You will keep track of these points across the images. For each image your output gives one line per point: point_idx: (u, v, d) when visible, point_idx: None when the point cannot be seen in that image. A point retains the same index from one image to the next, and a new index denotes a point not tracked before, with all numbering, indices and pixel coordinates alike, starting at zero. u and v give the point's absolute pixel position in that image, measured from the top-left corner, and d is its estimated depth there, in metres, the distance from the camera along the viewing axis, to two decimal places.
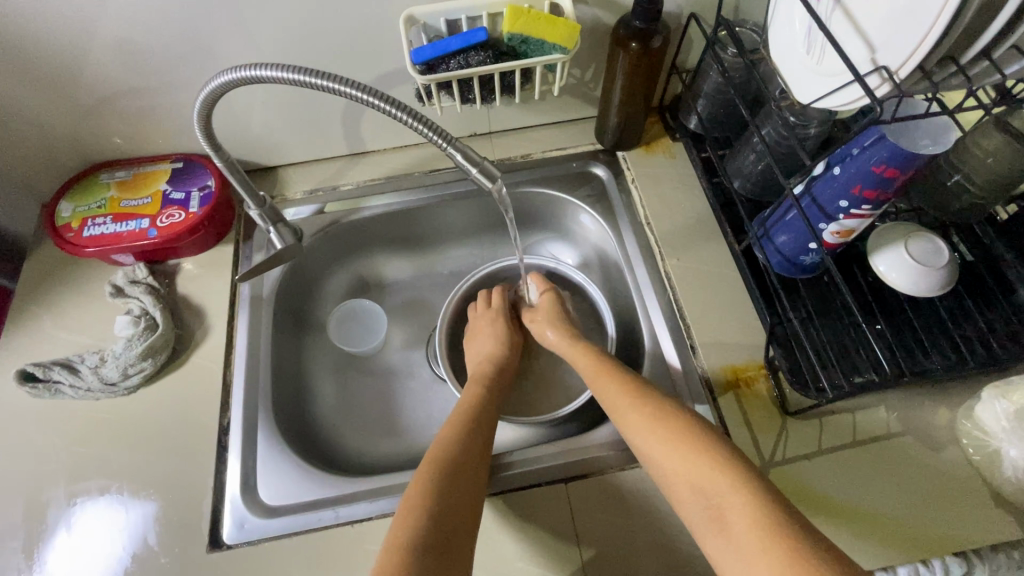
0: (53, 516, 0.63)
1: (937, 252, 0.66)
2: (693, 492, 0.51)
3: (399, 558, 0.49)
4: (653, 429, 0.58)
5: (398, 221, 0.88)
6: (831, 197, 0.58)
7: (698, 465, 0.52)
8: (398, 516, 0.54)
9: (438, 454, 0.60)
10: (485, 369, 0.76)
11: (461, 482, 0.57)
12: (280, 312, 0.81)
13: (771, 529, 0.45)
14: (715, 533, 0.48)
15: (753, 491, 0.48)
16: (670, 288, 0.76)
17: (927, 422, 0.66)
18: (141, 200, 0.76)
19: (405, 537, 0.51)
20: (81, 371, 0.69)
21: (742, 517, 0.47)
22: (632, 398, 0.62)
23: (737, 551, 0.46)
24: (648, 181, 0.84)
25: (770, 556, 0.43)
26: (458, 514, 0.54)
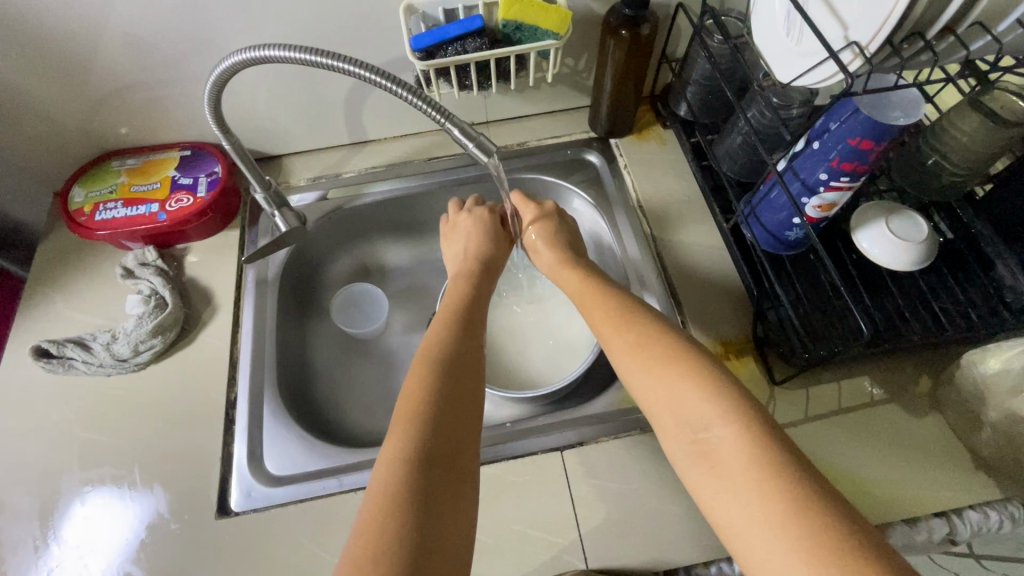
0: (68, 486, 0.65)
1: (910, 232, 0.68)
2: (681, 427, 0.52)
3: (405, 463, 0.47)
4: (643, 358, 0.57)
5: (398, 207, 0.91)
6: (812, 169, 0.61)
7: (688, 395, 0.53)
8: (396, 422, 0.51)
9: (431, 360, 0.57)
10: (468, 275, 0.74)
11: (460, 387, 0.55)
12: (284, 294, 0.84)
13: (767, 462, 0.46)
14: (703, 467, 0.49)
15: (744, 424, 0.49)
16: (661, 266, 0.79)
17: (908, 390, 0.69)
18: (151, 185, 0.79)
19: (410, 440, 0.49)
20: (93, 348, 0.72)
21: (734, 453, 0.48)
22: (623, 322, 0.62)
23: (729, 487, 0.47)
24: (640, 166, 0.87)
25: (761, 495, 0.45)
26: (460, 417, 0.53)
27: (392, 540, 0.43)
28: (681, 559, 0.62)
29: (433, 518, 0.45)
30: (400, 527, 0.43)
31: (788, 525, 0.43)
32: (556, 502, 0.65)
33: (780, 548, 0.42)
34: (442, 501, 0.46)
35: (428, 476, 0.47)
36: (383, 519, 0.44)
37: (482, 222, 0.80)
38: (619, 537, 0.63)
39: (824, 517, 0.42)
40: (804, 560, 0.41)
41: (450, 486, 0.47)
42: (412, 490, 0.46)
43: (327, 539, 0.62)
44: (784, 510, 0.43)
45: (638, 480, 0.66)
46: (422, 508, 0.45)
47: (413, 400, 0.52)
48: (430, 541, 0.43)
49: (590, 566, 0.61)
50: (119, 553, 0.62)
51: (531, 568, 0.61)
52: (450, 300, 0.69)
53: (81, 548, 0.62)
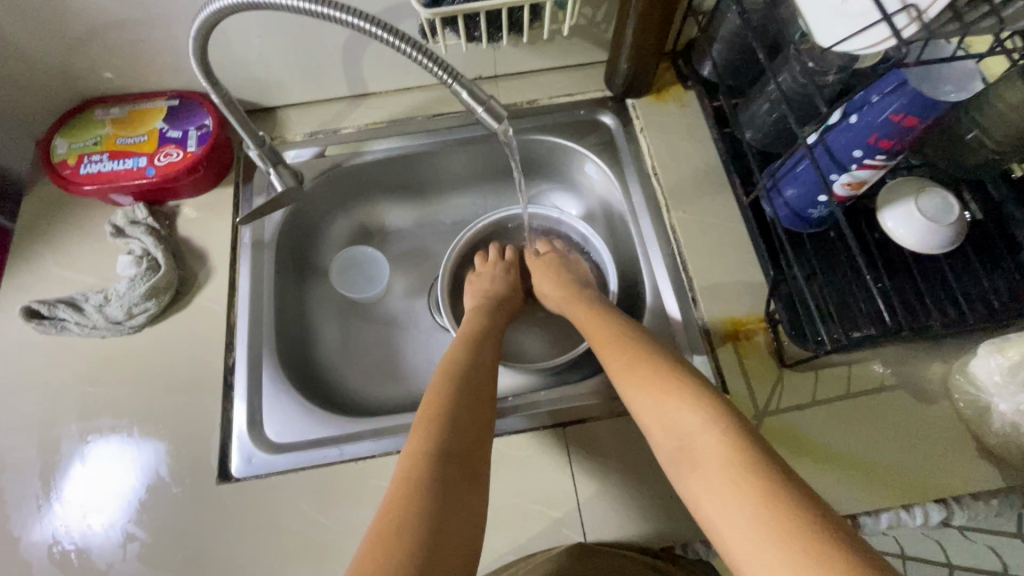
0: (68, 449, 0.65)
1: (931, 214, 0.65)
2: (668, 437, 0.52)
3: (421, 468, 0.48)
4: (635, 375, 0.58)
5: (399, 166, 0.86)
6: (845, 148, 0.56)
7: (671, 406, 0.53)
8: (413, 430, 0.53)
9: (447, 376, 0.59)
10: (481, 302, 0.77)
11: (476, 402, 0.57)
12: (281, 256, 0.81)
13: (746, 461, 0.46)
14: (689, 474, 0.49)
15: (727, 428, 0.49)
16: (674, 239, 0.76)
17: (920, 376, 0.67)
18: (138, 138, 0.75)
19: (426, 447, 0.50)
20: (85, 310, 0.70)
21: (717, 457, 0.47)
22: (619, 342, 0.63)
23: (712, 489, 0.46)
24: (658, 131, 0.82)
25: (743, 494, 0.44)
26: (475, 430, 0.54)
27: (405, 537, 0.43)
28: (679, 536, 0.62)
29: (446, 519, 0.45)
30: (414, 524, 0.44)
31: (765, 520, 0.42)
32: (557, 477, 0.65)
33: (760, 542, 0.42)
34: (456, 505, 0.47)
35: (442, 481, 0.48)
36: (394, 519, 0.45)
37: (491, 275, 0.83)
38: (618, 513, 0.63)
39: (797, 511, 0.42)
40: (779, 552, 0.40)
41: (464, 491, 0.48)
42: (426, 492, 0.46)
43: (328, 508, 0.62)
44: (761, 505, 0.43)
45: (639, 457, 0.66)
46: (436, 509, 0.46)
47: (432, 406, 0.55)
48: (442, 540, 0.44)
49: (589, 540, 0.62)
50: (124, 515, 0.62)
51: (530, 540, 0.62)
52: (466, 325, 0.71)
53: (86, 510, 0.62)
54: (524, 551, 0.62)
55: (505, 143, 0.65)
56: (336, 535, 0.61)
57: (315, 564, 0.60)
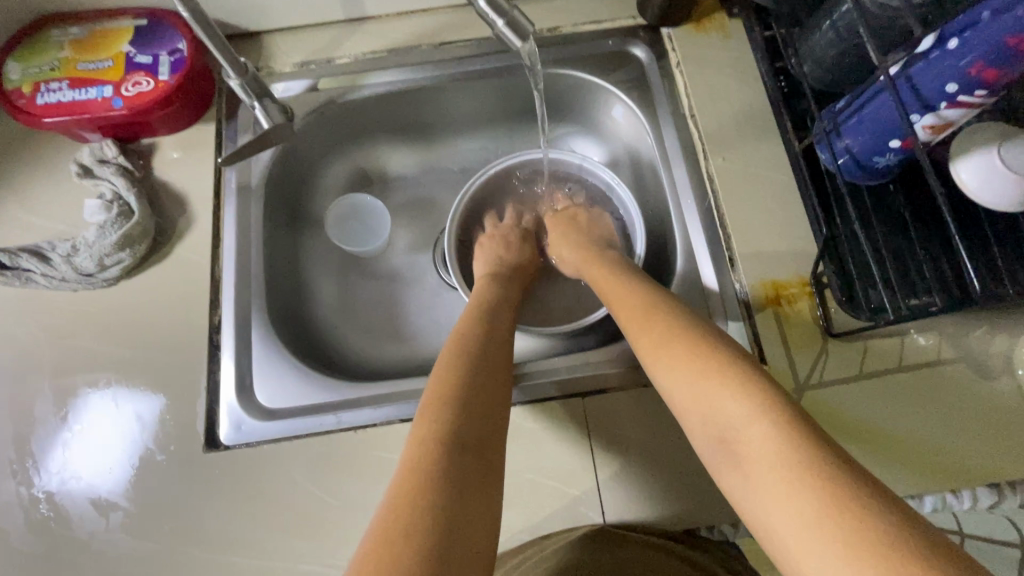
0: (42, 410, 0.60)
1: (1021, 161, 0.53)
2: (704, 423, 0.47)
3: (428, 459, 0.43)
4: (666, 353, 0.52)
5: (402, 103, 0.77)
6: (935, 81, 0.48)
7: (708, 390, 0.47)
8: (419, 417, 0.48)
9: (456, 356, 0.53)
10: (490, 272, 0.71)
11: (488, 384, 0.51)
12: (271, 203, 0.73)
13: (796, 456, 0.40)
14: (731, 466, 0.43)
15: (773, 417, 0.43)
16: (711, 191, 0.67)
17: (982, 349, 0.60)
18: (102, 63, 0.65)
19: (433, 436, 0.45)
20: (52, 260, 0.63)
21: (765, 449, 0.42)
22: (646, 314, 0.56)
23: (760, 488, 0.41)
24: (696, 66, 0.72)
25: (797, 494, 0.38)
26: (488, 413, 0.49)
27: (411, 538, 0.38)
28: (705, 517, 0.58)
29: (458, 515, 0.41)
30: (421, 524, 0.39)
31: (825, 524, 0.37)
32: (574, 451, 0.60)
33: (822, 552, 0.36)
34: (469, 498, 0.42)
35: (453, 473, 0.43)
36: (399, 516, 0.40)
37: (505, 238, 0.77)
38: (640, 490, 0.58)
39: (864, 514, 0.36)
40: (842, 560, 0.35)
41: (478, 483, 0.44)
42: (434, 487, 0.42)
43: (324, 479, 0.57)
44: (817, 507, 0.37)
45: (663, 432, 0.60)
46: (446, 504, 0.41)
47: (436, 391, 0.49)
48: (454, 540, 0.39)
49: (607, 520, 0.57)
50: (107, 481, 0.57)
51: (544, 518, 0.57)
52: (476, 295, 0.65)
53: (66, 475, 0.58)
54: (537, 529, 0.57)
55: (525, 59, 0.56)
56: (333, 508, 0.56)
57: (312, 538, 0.55)
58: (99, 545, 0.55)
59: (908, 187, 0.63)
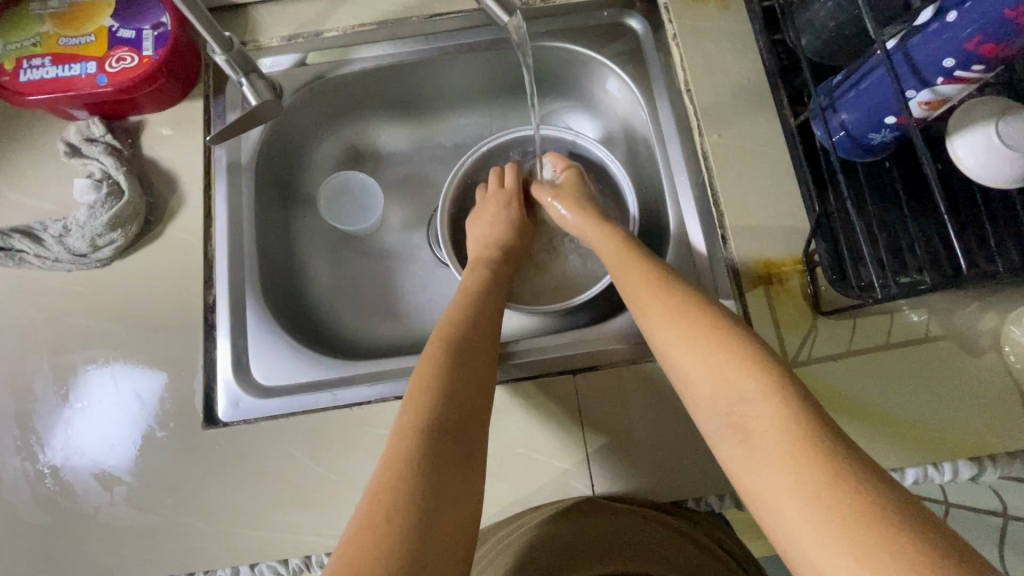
0: (42, 389, 0.61)
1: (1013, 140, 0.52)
2: (713, 398, 0.46)
3: (413, 447, 0.44)
4: (673, 328, 0.52)
5: (393, 78, 0.75)
6: (932, 56, 0.47)
7: (724, 366, 0.47)
8: (405, 404, 0.49)
9: (445, 342, 0.54)
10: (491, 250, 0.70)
11: (474, 372, 0.52)
12: (262, 182, 0.73)
13: (804, 435, 0.40)
14: (733, 441, 0.44)
15: (783, 398, 0.43)
16: (705, 167, 0.67)
17: (969, 326, 0.60)
18: (84, 38, 0.64)
19: (419, 424, 0.46)
20: (44, 241, 0.63)
21: (772, 427, 0.42)
22: (654, 287, 0.56)
23: (764, 462, 0.41)
24: (693, 37, 0.70)
25: (801, 472, 0.39)
26: (473, 402, 0.50)
27: (394, 522, 0.40)
28: (692, 489, 0.59)
29: (443, 499, 0.42)
30: (405, 509, 0.41)
31: (820, 502, 0.37)
32: (564, 426, 0.61)
33: (819, 528, 0.37)
34: (450, 485, 0.43)
35: (436, 460, 0.44)
36: (384, 500, 0.41)
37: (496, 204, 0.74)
38: (628, 464, 0.60)
39: (859, 495, 0.37)
40: (832, 537, 0.36)
41: (461, 470, 0.45)
42: (419, 474, 0.43)
43: (319, 454, 0.59)
44: (816, 484, 0.38)
45: (652, 408, 0.61)
46: (429, 491, 0.42)
47: (425, 378, 0.50)
48: (435, 526, 0.41)
49: (595, 492, 0.59)
50: (110, 457, 0.59)
51: (535, 490, 0.59)
52: (471, 276, 0.65)
53: (70, 451, 0.59)
54: (528, 500, 0.59)
55: (513, 30, 0.56)
56: (330, 482, 0.58)
57: (310, 511, 0.57)
58: (104, 518, 0.57)
59: (902, 164, 0.63)
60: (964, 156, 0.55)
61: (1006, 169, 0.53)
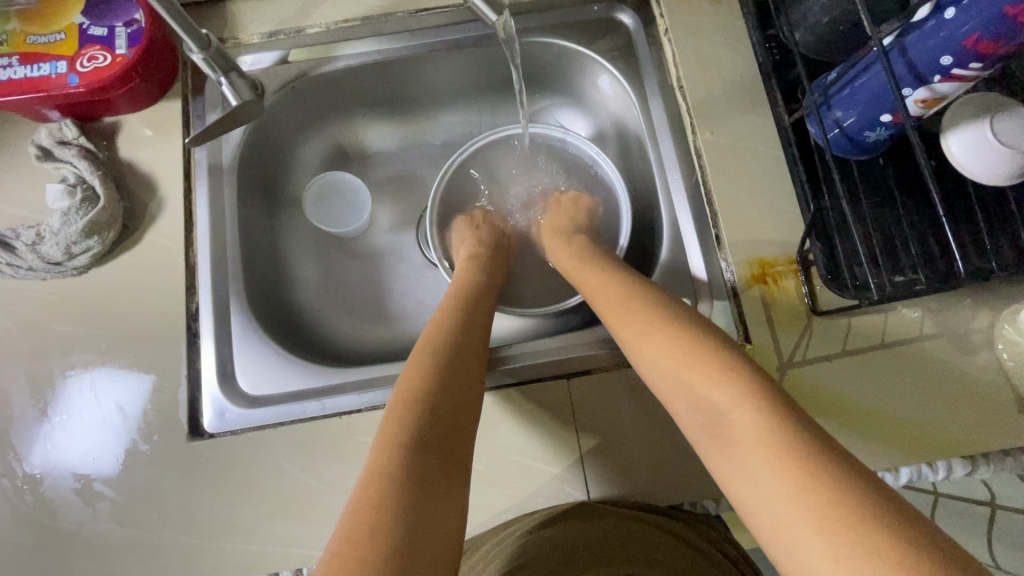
0: (20, 403, 0.59)
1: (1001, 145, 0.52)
2: (692, 408, 0.45)
3: (391, 462, 0.43)
4: (644, 342, 0.51)
5: (379, 76, 0.73)
6: (930, 54, 0.46)
7: (698, 378, 0.45)
8: (384, 419, 0.47)
9: (424, 355, 0.52)
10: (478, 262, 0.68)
11: (457, 383, 0.50)
12: (245, 185, 0.71)
13: (774, 439, 0.39)
14: (718, 451, 0.43)
15: (755, 401, 0.42)
16: (699, 166, 0.66)
17: (962, 324, 0.60)
18: (53, 36, 0.61)
19: (398, 435, 0.45)
20: (18, 249, 0.60)
21: (746, 433, 0.41)
22: (623, 302, 0.55)
23: (745, 470, 0.40)
24: (686, 32, 0.68)
25: (778, 477, 0.38)
26: (456, 411, 0.49)
27: (375, 537, 0.38)
28: (687, 493, 0.58)
29: (425, 509, 0.41)
30: (388, 519, 0.39)
31: (801, 507, 0.36)
32: (559, 432, 0.60)
33: (802, 533, 0.36)
34: (429, 498, 0.42)
35: (417, 471, 0.43)
36: (362, 517, 0.39)
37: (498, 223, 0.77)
38: (624, 469, 0.59)
39: (838, 494, 0.36)
40: (819, 537, 0.35)
41: (441, 482, 0.43)
42: (398, 486, 0.41)
43: (308, 464, 0.57)
44: (799, 485, 0.37)
45: (646, 411, 0.60)
46: (408, 504, 0.40)
47: (408, 389, 0.49)
48: (420, 537, 0.39)
49: (591, 497, 0.58)
50: (92, 472, 0.57)
51: (530, 496, 0.58)
52: (455, 283, 0.63)
53: (50, 466, 0.57)
54: (523, 506, 0.58)
55: (502, 28, 0.54)
56: (321, 493, 0.57)
57: (299, 523, 0.56)
58: (88, 535, 0.55)
59: (897, 162, 0.62)
60: (959, 154, 0.54)
61: (998, 166, 0.52)
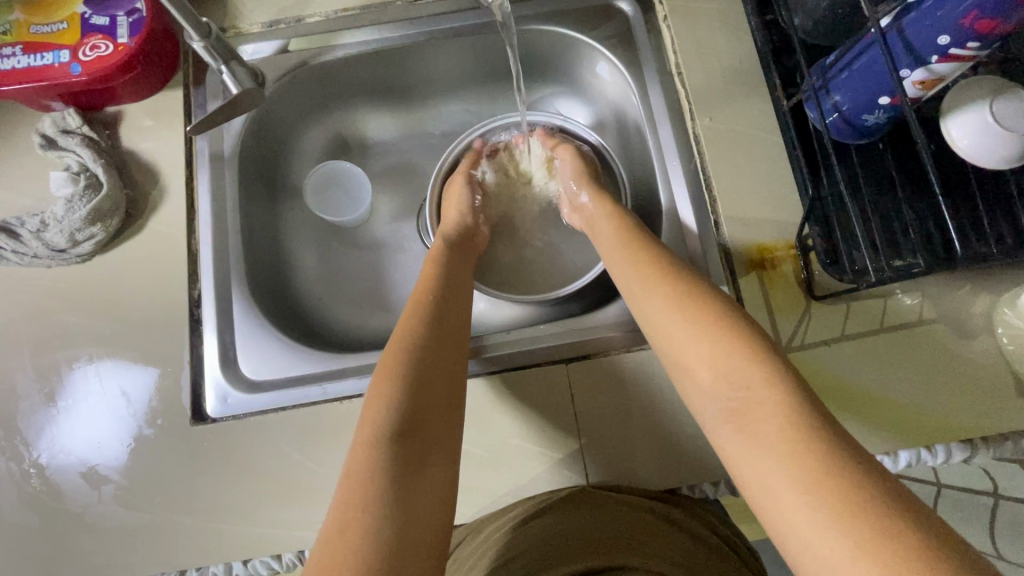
0: (25, 388, 0.60)
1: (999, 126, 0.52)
2: (715, 382, 0.45)
3: (370, 458, 0.44)
4: (672, 312, 0.50)
5: (378, 65, 0.74)
6: (928, 35, 0.46)
7: (725, 354, 0.45)
8: (364, 412, 0.48)
9: (401, 344, 0.52)
10: (464, 244, 0.67)
11: (432, 373, 0.50)
12: (247, 174, 0.71)
13: (802, 425, 0.40)
14: (733, 426, 0.42)
15: (786, 389, 0.42)
16: (698, 152, 0.66)
17: (962, 309, 0.60)
18: (56, 25, 0.62)
19: (373, 433, 0.45)
20: (22, 237, 0.61)
21: (773, 414, 0.41)
22: (649, 275, 0.54)
23: (757, 449, 0.40)
24: (684, 19, 0.69)
25: (793, 460, 0.38)
26: (431, 398, 0.49)
27: (356, 534, 0.40)
28: (685, 476, 0.59)
29: (408, 506, 0.42)
30: (364, 521, 0.40)
31: (813, 492, 0.36)
32: (558, 417, 0.60)
33: (807, 515, 0.36)
34: (405, 494, 0.42)
35: (394, 468, 0.43)
36: (343, 515, 0.41)
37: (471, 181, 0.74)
38: (622, 453, 0.59)
39: (855, 484, 0.36)
40: (825, 523, 0.35)
41: (416, 476, 0.44)
42: (376, 485, 0.42)
43: (309, 448, 0.58)
44: (816, 471, 0.37)
45: (644, 396, 0.61)
46: (388, 503, 0.41)
47: (385, 380, 0.49)
48: (399, 533, 0.40)
49: (591, 481, 0.59)
50: (97, 457, 0.58)
51: (530, 481, 0.59)
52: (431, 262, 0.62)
53: (56, 450, 0.58)
54: (521, 489, 0.59)
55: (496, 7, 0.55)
56: (322, 477, 0.57)
57: (299, 507, 0.56)
58: (93, 517, 0.56)
59: (897, 146, 0.62)
60: (958, 137, 0.54)
61: (996, 147, 0.52)
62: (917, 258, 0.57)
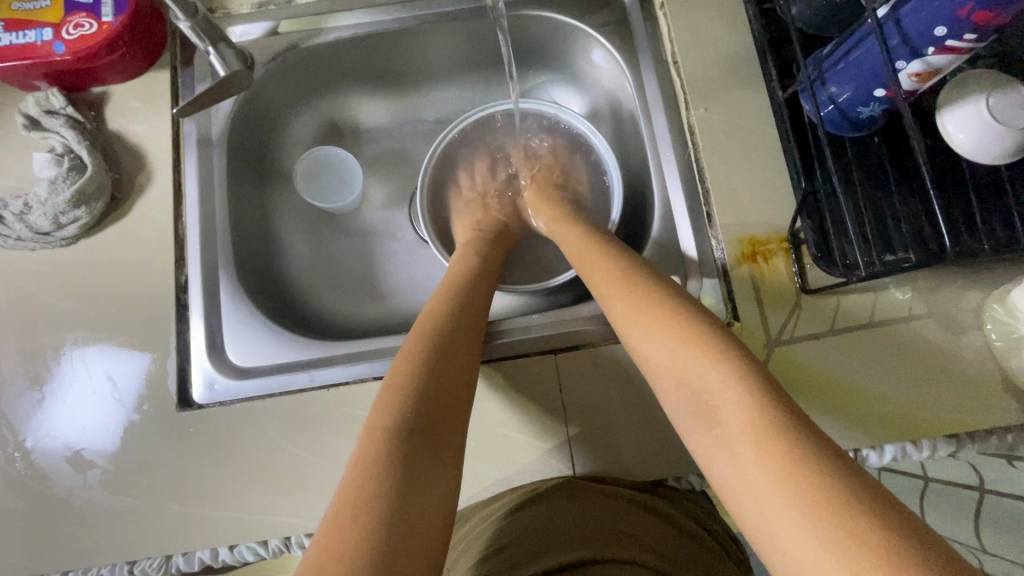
0: (10, 371, 0.59)
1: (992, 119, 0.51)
2: (679, 388, 0.45)
3: (380, 446, 0.43)
4: (638, 322, 0.50)
5: (370, 50, 0.72)
6: (924, 25, 0.45)
7: (687, 358, 0.46)
8: (377, 403, 0.47)
9: (422, 338, 0.52)
10: (478, 245, 0.68)
11: (449, 367, 0.50)
12: (236, 159, 0.70)
13: (766, 421, 0.39)
14: (701, 431, 0.43)
15: (748, 385, 0.42)
16: (693, 143, 0.65)
17: (951, 305, 0.60)
18: (38, 3, 0.60)
19: (387, 423, 0.45)
20: (5, 218, 0.60)
21: (735, 415, 0.41)
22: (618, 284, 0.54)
23: (727, 452, 0.40)
24: (681, 6, 0.67)
25: (760, 458, 0.38)
26: (448, 396, 0.48)
27: (362, 519, 0.38)
28: (672, 468, 0.59)
29: (415, 492, 0.41)
30: (371, 506, 0.39)
31: (783, 489, 0.36)
32: (545, 407, 0.60)
33: (781, 513, 0.36)
34: (417, 481, 0.42)
35: (406, 455, 0.43)
36: (349, 501, 0.40)
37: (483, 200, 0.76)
38: (609, 445, 0.59)
39: (823, 476, 0.36)
40: (800, 520, 0.35)
41: (429, 464, 0.43)
42: (389, 471, 0.41)
43: (296, 435, 0.58)
44: (781, 468, 0.37)
45: (633, 388, 0.60)
46: (397, 488, 0.41)
47: (403, 372, 0.49)
48: (408, 519, 0.39)
49: (578, 472, 0.59)
50: (82, 441, 0.58)
51: (517, 470, 0.59)
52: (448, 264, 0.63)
53: (41, 435, 0.58)
54: (508, 478, 0.59)
55: None
56: (308, 463, 0.57)
57: (285, 493, 0.56)
58: (78, 500, 0.56)
59: (892, 140, 0.62)
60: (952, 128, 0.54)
61: (984, 141, 0.52)
62: (909, 253, 0.57)
